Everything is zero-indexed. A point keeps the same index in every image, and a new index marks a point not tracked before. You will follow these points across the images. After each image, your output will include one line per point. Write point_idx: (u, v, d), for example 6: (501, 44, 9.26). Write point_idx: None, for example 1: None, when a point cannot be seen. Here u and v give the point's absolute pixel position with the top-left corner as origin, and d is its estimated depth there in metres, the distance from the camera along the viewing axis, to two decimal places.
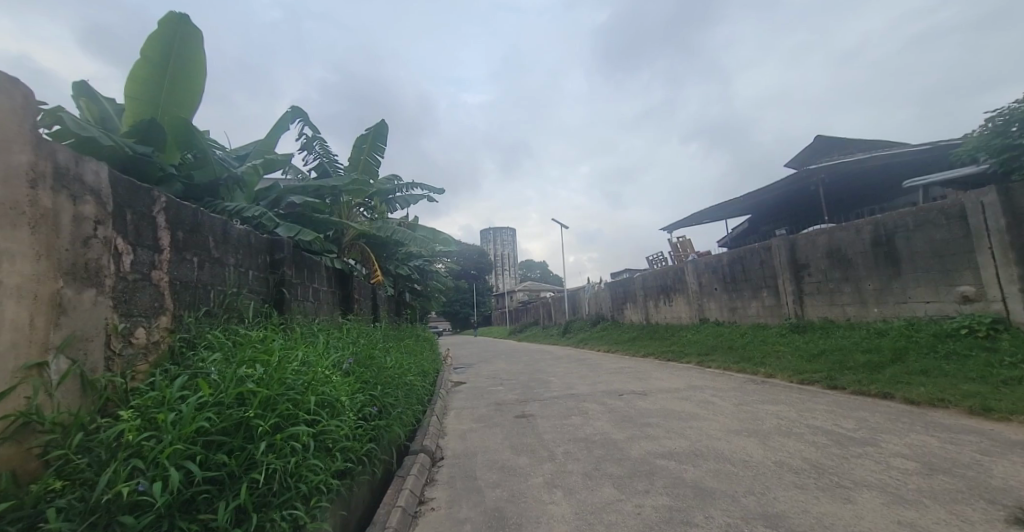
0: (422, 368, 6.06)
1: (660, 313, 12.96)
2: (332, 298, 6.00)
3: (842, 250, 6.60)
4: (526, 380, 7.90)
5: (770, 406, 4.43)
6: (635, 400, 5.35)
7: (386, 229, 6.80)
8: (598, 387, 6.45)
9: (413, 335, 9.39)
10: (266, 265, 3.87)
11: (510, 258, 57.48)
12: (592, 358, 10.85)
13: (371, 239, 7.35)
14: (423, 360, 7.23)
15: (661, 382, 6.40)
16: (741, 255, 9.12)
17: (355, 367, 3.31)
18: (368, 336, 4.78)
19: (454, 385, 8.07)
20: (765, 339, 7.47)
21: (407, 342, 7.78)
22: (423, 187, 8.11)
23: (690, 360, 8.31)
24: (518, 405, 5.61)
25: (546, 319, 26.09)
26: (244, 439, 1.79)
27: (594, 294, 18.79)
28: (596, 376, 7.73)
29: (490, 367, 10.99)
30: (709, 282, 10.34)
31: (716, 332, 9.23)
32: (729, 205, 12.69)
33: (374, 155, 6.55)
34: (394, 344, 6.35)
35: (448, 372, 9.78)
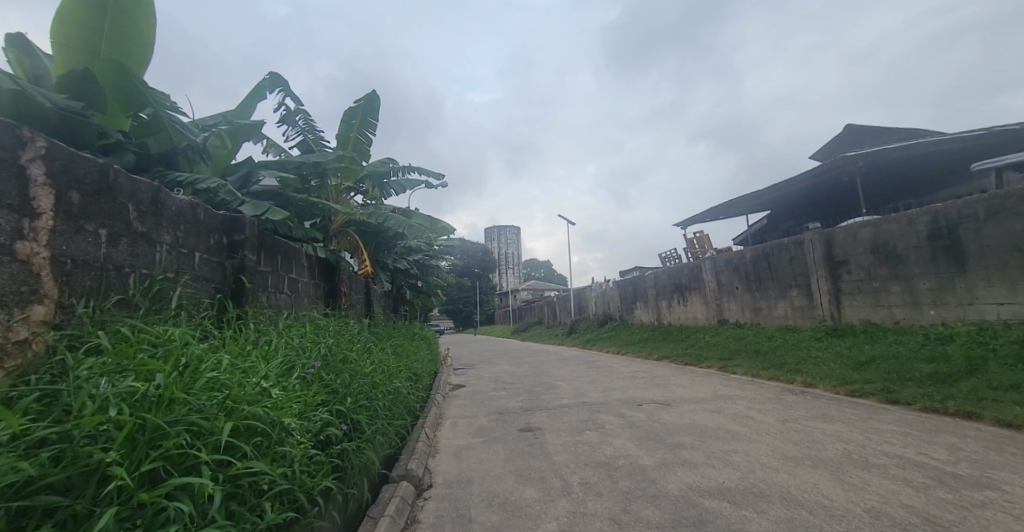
0: (414, 371, 5.44)
1: (673, 313, 12.24)
2: (314, 291, 5.35)
3: (891, 244, 5.87)
4: (531, 385, 7.21)
5: (823, 424, 3.72)
6: (658, 412, 4.64)
7: (379, 216, 6.15)
8: (613, 395, 5.75)
9: (409, 335, 8.73)
10: (220, 248, 3.21)
11: (514, 256, 56.76)
12: (602, 360, 10.15)
13: (362, 228, 6.68)
14: (417, 362, 6.57)
15: (684, 391, 5.68)
16: (767, 251, 8.39)
17: (318, 374, 2.65)
18: (349, 335, 4.12)
19: (453, 388, 7.41)
20: (798, 343, 6.72)
21: (401, 342, 7.13)
22: (421, 172, 7.45)
23: (711, 365, 7.58)
24: (523, 415, 4.92)
25: (551, 318, 25.42)
26: (92, 501, 1.10)
27: (601, 293, 18.03)
28: (608, 381, 7.04)
29: (492, 369, 10.30)
30: (730, 280, 9.59)
31: (738, 335, 8.48)
32: (749, 199, 11.93)
33: (366, 132, 5.88)
34: (384, 344, 5.71)
35: (446, 374, 9.13)
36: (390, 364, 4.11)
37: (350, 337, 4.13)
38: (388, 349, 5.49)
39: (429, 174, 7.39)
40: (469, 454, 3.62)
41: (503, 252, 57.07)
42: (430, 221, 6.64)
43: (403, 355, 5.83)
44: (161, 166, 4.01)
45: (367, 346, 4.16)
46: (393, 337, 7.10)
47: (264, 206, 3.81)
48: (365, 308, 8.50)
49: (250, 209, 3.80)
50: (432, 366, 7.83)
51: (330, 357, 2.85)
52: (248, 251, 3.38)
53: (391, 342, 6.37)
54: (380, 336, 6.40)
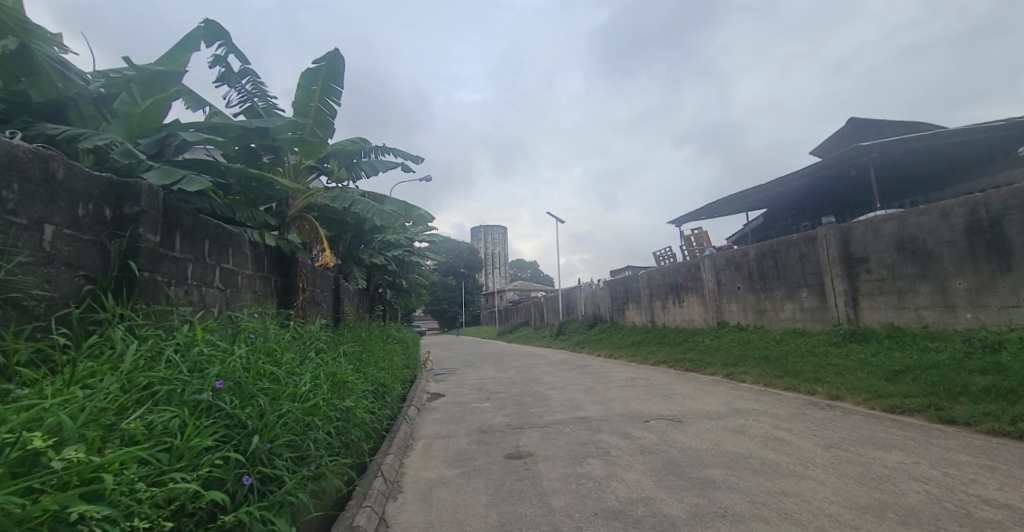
0: (382, 382, 4.59)
1: (668, 315, 11.65)
2: (262, 285, 4.47)
3: (919, 239, 5.30)
4: (518, 394, 6.45)
5: (878, 451, 3.05)
6: (670, 431, 3.92)
7: (344, 199, 5.30)
8: (613, 409, 5.02)
9: (384, 338, 7.84)
10: (98, 223, 2.29)
11: (501, 256, 56.04)
12: (594, 365, 9.47)
13: (324, 215, 5.80)
14: (389, 370, 5.71)
15: (694, 404, 4.98)
16: (774, 248, 7.82)
17: (215, 402, 1.79)
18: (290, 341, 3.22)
19: (431, 398, 6.58)
20: (813, 349, 6.10)
21: (372, 346, 6.26)
22: (397, 153, 6.61)
23: (716, 372, 6.93)
24: (511, 436, 4.13)
25: (538, 319, 24.77)
26: None
27: (590, 293, 17.41)
28: (604, 390, 6.33)
29: (476, 374, 9.48)
30: (732, 280, 8.99)
31: (742, 339, 7.87)
32: (748, 195, 11.44)
33: (329, 101, 5.03)
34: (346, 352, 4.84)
35: (425, 381, 8.28)
36: (343, 376, 3.26)
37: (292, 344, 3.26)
38: (347, 357, 4.62)
39: (405, 156, 6.57)
40: (442, 496, 2.79)
41: (489, 252, 56.29)
42: (404, 207, 5.78)
43: (369, 362, 4.98)
44: (37, 117, 3.06)
45: (315, 355, 3.31)
46: (360, 341, 6.21)
47: (180, 174, 2.87)
48: (332, 307, 7.58)
49: (157, 177, 2.83)
50: (407, 373, 6.98)
51: (241, 375, 1.98)
52: (145, 229, 2.47)
53: (358, 347, 5.50)
54: (343, 340, 5.52)
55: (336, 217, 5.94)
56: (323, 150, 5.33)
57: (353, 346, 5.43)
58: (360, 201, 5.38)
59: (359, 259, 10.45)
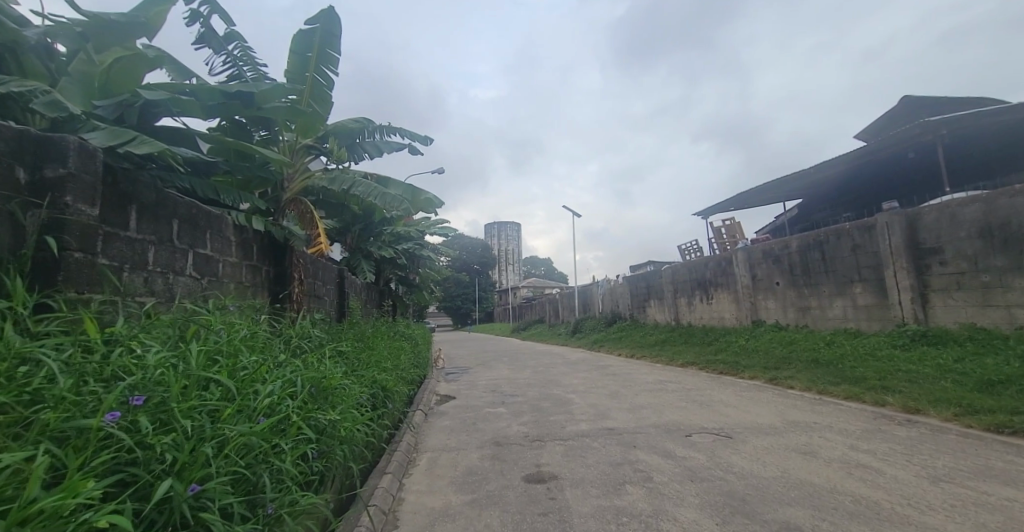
0: (386, 385, 4.07)
1: (694, 312, 10.90)
2: (248, 274, 3.99)
3: (1012, 225, 4.51)
4: (535, 399, 5.86)
5: (1008, 488, 2.36)
6: (721, 450, 3.27)
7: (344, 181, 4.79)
8: (645, 418, 4.39)
9: (391, 335, 7.36)
10: (3, 186, 1.76)
11: (515, 252, 55.43)
12: (616, 366, 8.81)
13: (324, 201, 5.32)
14: (393, 369, 5.20)
15: (741, 415, 4.29)
16: (820, 239, 7.03)
17: (116, 433, 1.22)
18: (266, 341, 2.67)
19: (440, 401, 6.05)
20: (873, 351, 5.32)
21: (375, 342, 5.76)
22: (404, 133, 6.06)
23: (757, 377, 6.20)
24: (530, 452, 3.53)
25: (553, 317, 24.14)
26: None
27: (609, 289, 16.70)
28: (632, 396, 5.69)
29: (490, 374, 8.94)
30: (769, 274, 8.21)
31: (784, 340, 7.09)
32: (784, 183, 10.57)
33: (326, 70, 4.51)
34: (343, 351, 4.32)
35: (434, 382, 7.76)
36: (330, 383, 2.71)
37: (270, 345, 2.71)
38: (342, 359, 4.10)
39: (413, 137, 6.03)
40: None
41: (503, 249, 55.84)
42: (411, 191, 5.24)
43: (369, 361, 4.45)
44: None
45: (297, 356, 2.77)
46: (362, 337, 5.73)
47: (129, 134, 2.32)
48: (335, 302, 7.15)
49: (100, 136, 2.29)
50: (414, 373, 6.46)
51: (172, 389, 1.43)
52: (75, 198, 1.93)
53: (358, 346, 4.99)
54: (342, 337, 5.01)
55: (338, 203, 5.45)
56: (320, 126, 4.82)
57: (354, 344, 4.93)
58: (362, 183, 4.86)
59: (368, 252, 10.38)
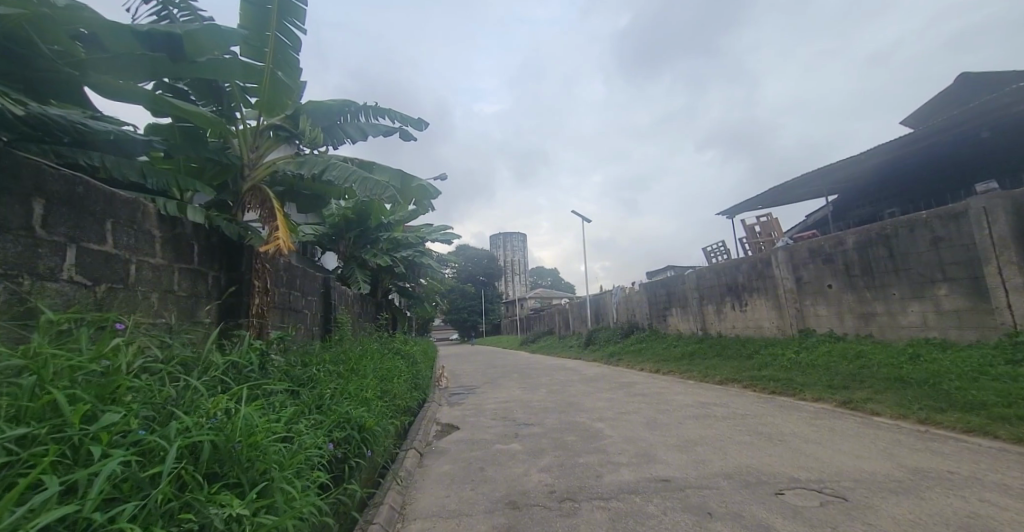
0: (362, 423, 3.09)
1: (726, 321, 9.82)
2: (181, 282, 3.04)
3: None
4: (557, 430, 4.82)
5: None
6: (847, 524, 2.20)
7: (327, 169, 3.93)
8: (708, 461, 3.34)
9: (385, 353, 6.38)
10: None
11: (522, 264, 54.72)
12: (643, 384, 7.74)
13: (296, 193, 4.45)
14: (380, 398, 4.22)
15: (838, 458, 3.22)
16: (884, 231, 6.01)
17: None
18: (146, 381, 1.65)
19: (440, 434, 5.01)
20: (984, 369, 4.25)
21: (361, 363, 4.81)
22: (394, 113, 5.14)
23: (824, 399, 5.12)
24: (561, 523, 2.48)
25: (562, 328, 23.08)
26: None
27: (624, 298, 15.65)
28: (676, 425, 4.64)
29: (499, 395, 7.92)
30: (819, 276, 7.14)
31: (847, 352, 5.99)
32: (821, 176, 9.59)
33: (289, 25, 3.69)
34: (309, 379, 3.38)
35: (435, 407, 6.73)
36: (252, 439, 1.72)
37: (157, 384, 1.72)
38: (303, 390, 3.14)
39: (404, 120, 5.14)
40: None
41: (509, 259, 54.93)
42: (400, 177, 4.33)
43: (345, 392, 3.47)
44: None
45: (201, 399, 1.76)
46: (343, 358, 4.78)
47: None
48: (320, 315, 6.25)
49: None
50: (410, 400, 5.45)
51: None
52: None
53: (335, 370, 4.03)
54: (316, 361, 4.05)
55: (313, 195, 4.59)
56: (286, 103, 3.98)
57: (330, 368, 3.96)
58: (338, 168, 3.98)
59: (363, 260, 9.76)
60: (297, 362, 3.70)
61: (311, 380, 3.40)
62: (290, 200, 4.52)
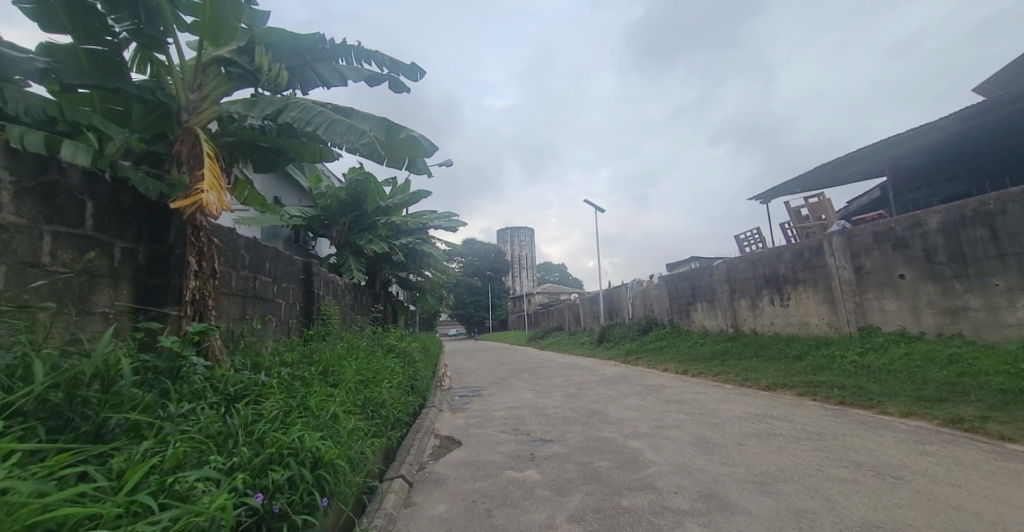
0: (319, 454, 2.16)
1: (764, 318, 8.78)
2: (61, 252, 2.10)
3: None
4: (582, 450, 3.85)
5: None
6: None
7: (289, 108, 2.91)
8: (810, 512, 2.35)
9: (374, 351, 5.45)
10: None
11: (529, 258, 53.91)
12: (675, 389, 6.74)
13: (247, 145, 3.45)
14: (355, 412, 3.28)
15: (1011, 516, 2.19)
16: (987, 208, 4.96)
17: None
18: None
19: (439, 453, 4.09)
20: None
21: (334, 364, 3.88)
22: (379, 55, 4.16)
23: (917, 415, 4.09)
24: None
25: (572, 324, 22.14)
26: None
27: (641, 292, 14.59)
28: (734, 447, 3.66)
29: (508, 399, 6.99)
30: (887, 265, 6.07)
31: (933, 356, 4.95)
32: (877, 153, 8.45)
33: None
34: (245, 396, 2.42)
35: (435, 413, 5.82)
36: None
37: None
38: (228, 415, 2.18)
39: (394, 67, 4.18)
40: None
41: (517, 253, 53.95)
42: (385, 126, 3.34)
43: (299, 408, 2.51)
44: None
45: None
46: (311, 361, 3.84)
47: None
48: (301, 307, 5.36)
49: None
50: (403, 409, 4.54)
51: None
52: None
53: (294, 376, 3.09)
54: (272, 365, 3.10)
55: (272, 149, 3.60)
56: (229, 34, 3.01)
57: (288, 374, 3.02)
58: (297, 106, 2.92)
59: (358, 248, 8.88)
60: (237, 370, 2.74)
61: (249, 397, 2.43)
62: (241, 155, 3.52)
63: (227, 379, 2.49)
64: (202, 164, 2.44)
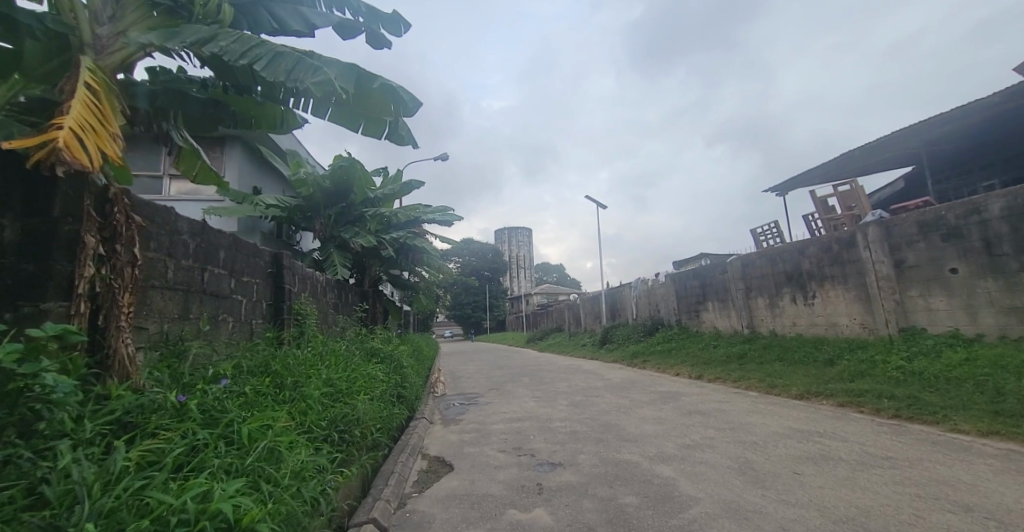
0: (228, 518, 1.34)
1: (785, 318, 8.11)
2: None
3: None
4: (601, 479, 3.13)
5: None
6: None
7: (219, 38, 2.22)
8: None
9: (353, 356, 4.71)
10: None
11: (527, 258, 53.31)
12: (694, 398, 6.04)
13: (179, 96, 2.74)
14: (312, 444, 2.48)
15: None
16: None
17: None
18: None
19: (427, 481, 3.37)
20: None
21: (294, 377, 3.14)
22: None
23: (1001, 435, 3.40)
24: None
25: (572, 324, 21.44)
26: None
27: (646, 291, 13.89)
28: (790, 477, 2.94)
29: (508, 408, 6.27)
30: (936, 258, 5.46)
31: (1011, 366, 4.25)
32: (907, 139, 7.85)
33: None
34: (133, 432, 1.65)
35: (425, 427, 5.10)
36: None
37: None
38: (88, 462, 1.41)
39: (373, 16, 3.46)
40: None
41: (515, 253, 53.29)
42: (352, 72, 2.65)
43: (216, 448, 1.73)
44: None
45: None
46: (265, 373, 3.09)
47: None
48: (268, 305, 4.63)
49: None
50: (383, 427, 3.81)
51: None
52: None
53: (230, 394, 2.31)
54: (202, 383, 2.33)
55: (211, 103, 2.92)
56: None
57: (220, 391, 2.25)
58: (229, 35, 2.24)
59: (344, 242, 8.15)
60: (144, 391, 2.01)
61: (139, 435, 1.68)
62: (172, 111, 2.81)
63: (113, 405, 1.73)
64: (71, 97, 1.66)
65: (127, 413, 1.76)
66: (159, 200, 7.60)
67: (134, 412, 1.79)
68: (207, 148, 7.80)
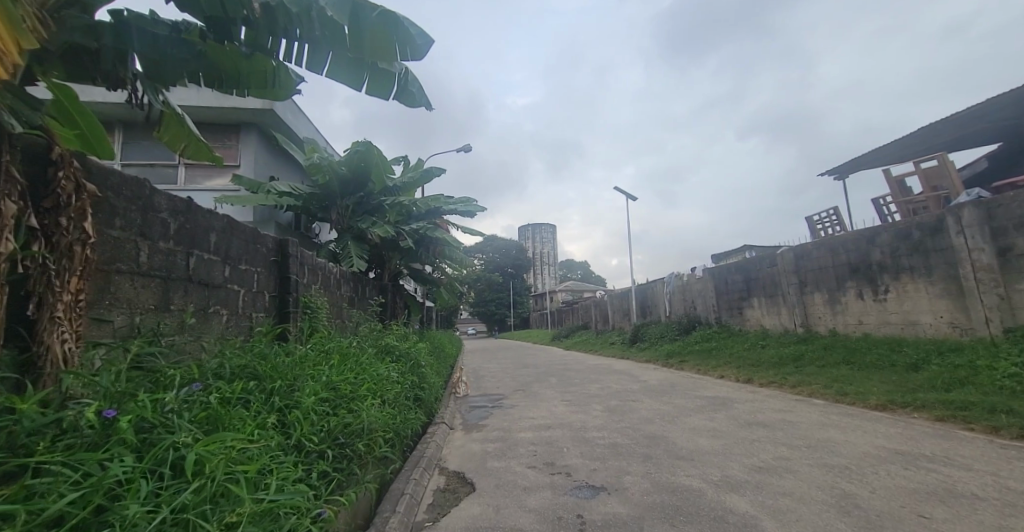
0: None
1: (848, 315, 7.15)
2: None
3: None
4: (657, 512, 2.50)
5: None
6: None
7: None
8: None
9: (363, 354, 4.25)
10: None
11: (550, 255, 52.45)
12: (750, 407, 5.26)
13: (146, 39, 2.36)
14: (296, 470, 1.96)
15: None
16: None
17: None
18: None
19: (443, 504, 2.85)
20: None
21: (284, 383, 2.66)
22: None
23: None
24: None
25: (599, 322, 20.58)
26: None
27: (680, 287, 12.97)
28: (917, 521, 2.22)
29: (535, 412, 5.69)
30: None
31: None
32: (1003, 109, 6.76)
33: None
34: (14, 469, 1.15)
35: (444, 433, 4.58)
36: None
37: None
38: None
39: None
40: None
41: (539, 250, 52.53)
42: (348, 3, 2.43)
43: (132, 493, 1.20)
44: None
45: None
46: (253, 375, 2.64)
47: None
48: (273, 298, 4.23)
49: None
50: (393, 439, 3.30)
51: None
52: None
53: (188, 408, 1.82)
54: (155, 393, 1.85)
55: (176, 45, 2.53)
56: None
57: (174, 404, 1.76)
58: None
59: (361, 233, 7.77)
60: (67, 406, 1.53)
61: (31, 470, 1.20)
62: (138, 56, 2.43)
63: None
64: None
65: (23, 437, 1.28)
66: (177, 191, 7.45)
67: (34, 433, 1.31)
68: (223, 137, 7.63)
